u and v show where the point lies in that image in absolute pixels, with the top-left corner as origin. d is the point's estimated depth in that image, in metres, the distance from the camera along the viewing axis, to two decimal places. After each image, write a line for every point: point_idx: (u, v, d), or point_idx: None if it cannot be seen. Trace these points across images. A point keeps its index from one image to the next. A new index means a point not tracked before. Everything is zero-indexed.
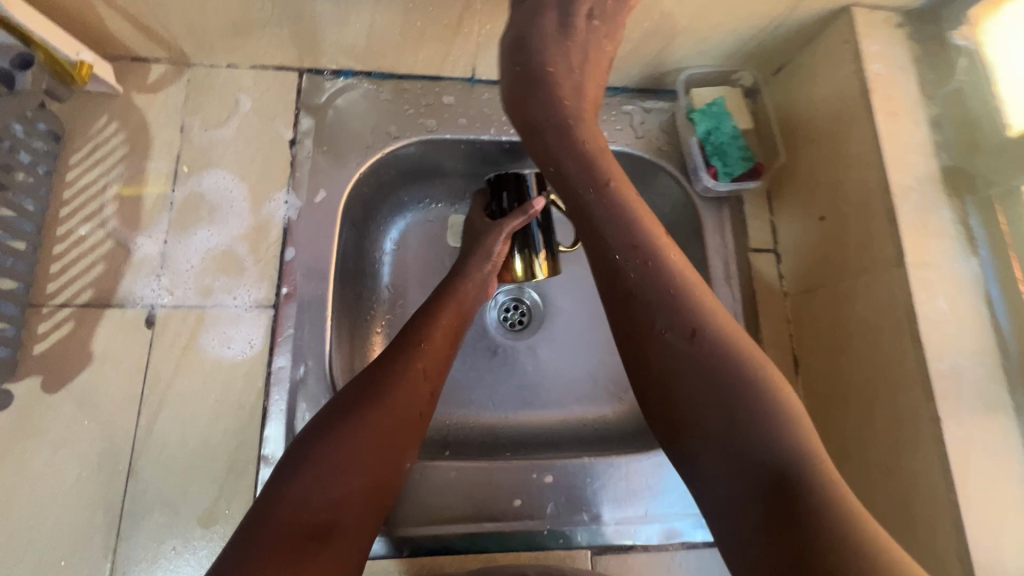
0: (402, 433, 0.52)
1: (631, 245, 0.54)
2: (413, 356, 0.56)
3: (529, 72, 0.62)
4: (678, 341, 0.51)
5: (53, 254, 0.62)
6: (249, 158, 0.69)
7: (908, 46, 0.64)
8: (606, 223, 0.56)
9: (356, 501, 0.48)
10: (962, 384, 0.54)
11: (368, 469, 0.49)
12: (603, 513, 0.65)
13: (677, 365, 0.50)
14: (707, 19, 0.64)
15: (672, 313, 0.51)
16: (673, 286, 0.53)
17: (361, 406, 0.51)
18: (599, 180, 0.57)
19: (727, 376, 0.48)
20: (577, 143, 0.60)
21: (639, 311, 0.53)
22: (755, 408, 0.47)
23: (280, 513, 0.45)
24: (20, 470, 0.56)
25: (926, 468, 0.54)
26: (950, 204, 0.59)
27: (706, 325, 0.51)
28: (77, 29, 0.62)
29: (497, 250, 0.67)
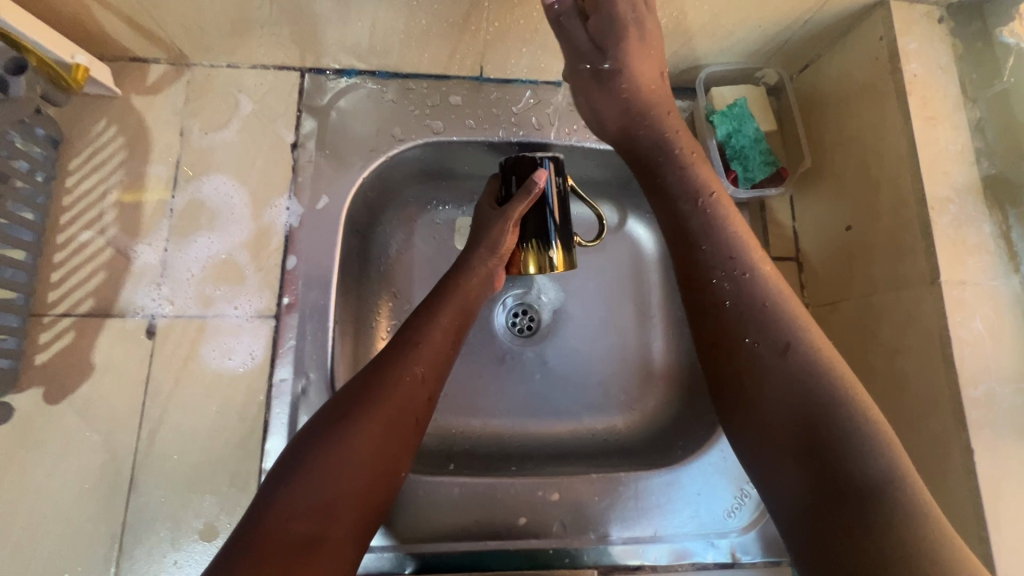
0: (396, 438, 0.50)
1: (727, 256, 0.55)
2: (410, 358, 0.54)
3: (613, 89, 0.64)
4: (762, 350, 0.50)
5: (53, 263, 0.61)
6: (251, 162, 0.67)
7: (949, 43, 0.59)
8: (701, 234, 0.57)
9: (346, 510, 0.45)
10: (998, 413, 0.51)
11: (361, 476, 0.47)
12: (611, 533, 0.64)
13: (759, 376, 0.50)
14: (730, 15, 0.60)
15: (761, 324, 0.51)
16: (761, 299, 0.52)
17: (356, 410, 0.49)
18: (694, 191, 0.59)
19: (810, 388, 0.47)
20: (673, 154, 0.62)
21: (726, 323, 0.53)
22: (835, 419, 0.45)
23: (268, 519, 0.43)
24: (25, 482, 0.56)
25: (957, 501, 0.51)
26: (991, 216, 0.55)
27: (792, 336, 0.50)
28: (72, 31, 0.60)
29: (506, 239, 0.62)
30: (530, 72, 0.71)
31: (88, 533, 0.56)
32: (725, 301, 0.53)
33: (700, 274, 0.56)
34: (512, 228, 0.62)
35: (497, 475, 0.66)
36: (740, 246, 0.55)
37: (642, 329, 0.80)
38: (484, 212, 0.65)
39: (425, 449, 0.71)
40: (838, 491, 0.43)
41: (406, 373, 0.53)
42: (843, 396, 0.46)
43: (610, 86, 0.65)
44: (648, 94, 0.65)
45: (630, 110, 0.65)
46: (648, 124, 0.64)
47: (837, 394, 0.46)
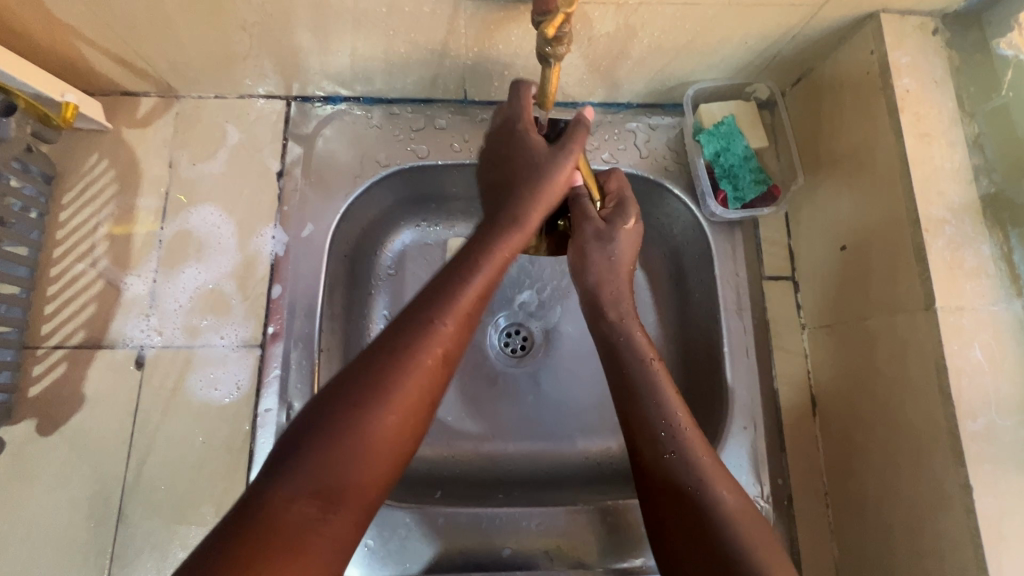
0: (416, 416, 0.44)
1: (670, 421, 0.53)
2: (441, 320, 0.46)
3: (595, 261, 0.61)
4: (696, 505, 0.48)
5: (47, 296, 0.62)
6: (239, 192, 0.68)
7: (945, 55, 0.57)
8: (644, 392, 0.54)
9: (356, 491, 0.40)
10: (998, 446, 0.48)
11: (379, 456, 0.41)
12: (598, 564, 0.62)
13: (694, 528, 0.47)
14: (713, 33, 0.58)
15: (697, 486, 0.49)
16: (694, 464, 0.50)
17: (373, 382, 0.43)
18: (640, 354, 0.57)
19: (733, 549, 0.45)
20: (624, 323, 0.59)
21: (662, 473, 0.50)
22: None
23: (269, 499, 0.38)
24: (18, 513, 0.58)
25: (956, 539, 0.48)
26: (991, 237, 0.53)
27: (721, 497, 0.48)
28: (62, 69, 0.61)
29: (562, 176, 0.57)
30: None
31: (78, 563, 0.57)
32: (669, 452, 0.51)
33: (637, 426, 0.53)
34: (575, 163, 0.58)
35: (481, 504, 0.66)
36: (681, 412, 0.53)
37: None
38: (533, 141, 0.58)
39: (411, 476, 0.70)
40: None
41: (433, 338, 0.45)
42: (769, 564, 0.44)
43: (608, 249, 0.60)
44: (618, 272, 0.61)
45: (607, 273, 0.61)
46: (613, 290, 0.61)
47: (759, 563, 0.44)
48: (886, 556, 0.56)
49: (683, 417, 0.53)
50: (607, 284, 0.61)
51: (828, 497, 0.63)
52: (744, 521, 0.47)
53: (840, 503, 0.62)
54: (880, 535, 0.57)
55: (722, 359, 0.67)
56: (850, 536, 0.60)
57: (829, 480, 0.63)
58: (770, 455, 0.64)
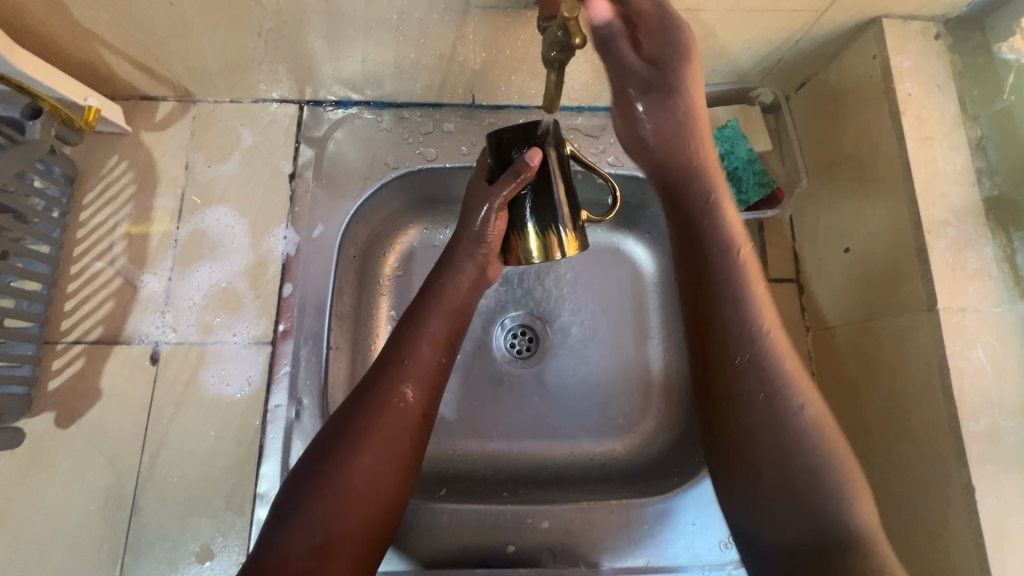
0: (392, 469, 0.48)
1: (742, 324, 0.51)
2: (396, 380, 0.51)
3: (654, 117, 0.58)
4: (766, 410, 0.49)
5: (67, 292, 0.64)
6: (252, 193, 0.70)
7: (947, 60, 0.57)
8: (724, 291, 0.53)
9: (348, 542, 0.45)
10: (1001, 445, 0.48)
11: (364, 510, 0.46)
12: (602, 562, 0.63)
13: (757, 430, 0.48)
14: (715, 38, 0.59)
15: (772, 396, 0.49)
16: (771, 374, 0.49)
17: (341, 443, 0.48)
18: (728, 247, 0.54)
19: (802, 456, 0.47)
20: (708, 202, 0.56)
21: (736, 380, 0.50)
22: (808, 466, 0.46)
23: (268, 556, 0.43)
24: (36, 502, 0.60)
25: (958, 540, 0.49)
26: (993, 239, 0.53)
27: (799, 408, 0.48)
28: (85, 74, 0.64)
29: (494, 227, 0.56)
30: (521, 98, 0.71)
31: (92, 552, 0.59)
32: (742, 358, 0.50)
33: (715, 326, 0.52)
34: (497, 214, 0.54)
35: (488, 501, 0.67)
36: (765, 316, 0.51)
37: (643, 352, 0.78)
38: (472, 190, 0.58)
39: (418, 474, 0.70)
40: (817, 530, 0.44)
41: (393, 398, 0.50)
42: (833, 475, 0.46)
43: (654, 102, 0.57)
44: (678, 122, 0.57)
45: (674, 132, 0.57)
46: (693, 160, 0.57)
47: (820, 448, 0.47)
48: None
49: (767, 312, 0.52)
50: (665, 123, 0.57)
51: None
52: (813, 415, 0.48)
53: None
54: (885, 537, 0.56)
55: None
56: None
57: None
58: None
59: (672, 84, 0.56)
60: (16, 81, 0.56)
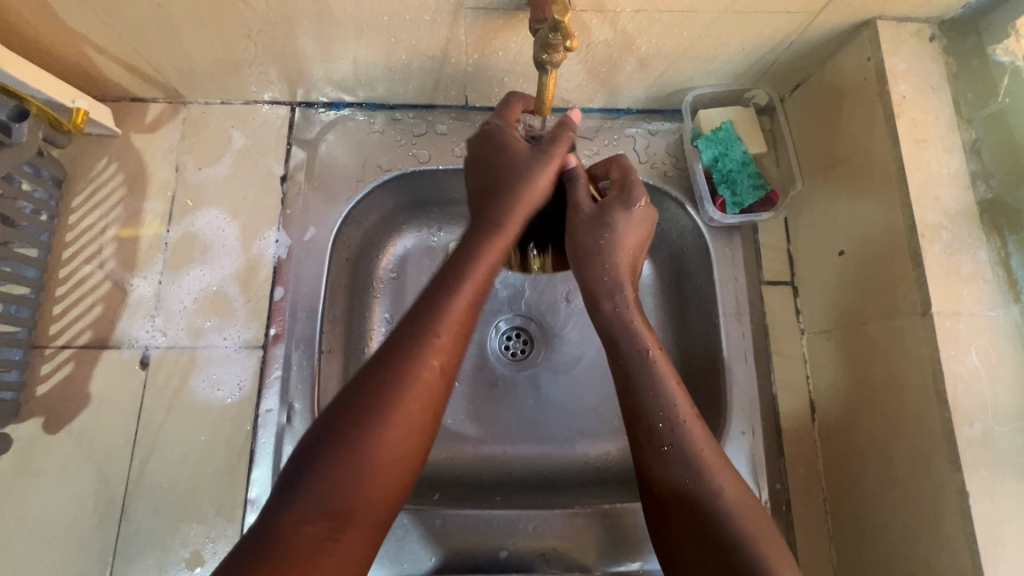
0: (415, 441, 0.45)
1: (665, 412, 0.52)
2: (431, 339, 0.47)
3: (602, 247, 0.56)
4: (695, 496, 0.48)
5: (55, 296, 0.64)
6: (243, 196, 0.69)
7: (941, 62, 0.57)
8: (644, 381, 0.53)
9: (367, 510, 0.42)
10: (997, 450, 0.48)
11: (387, 477, 0.43)
12: (595, 567, 0.63)
13: (693, 520, 0.47)
14: (709, 41, 0.59)
15: (695, 480, 0.49)
16: (694, 456, 0.50)
17: (370, 403, 0.44)
18: (639, 343, 0.54)
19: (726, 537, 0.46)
20: (621, 314, 0.55)
21: (662, 466, 0.50)
22: (738, 549, 0.45)
23: (282, 520, 0.40)
24: (23, 509, 0.59)
25: (953, 545, 0.48)
26: (988, 242, 0.53)
27: (721, 487, 0.48)
28: (73, 76, 0.63)
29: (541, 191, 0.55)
30: None
31: (81, 559, 0.58)
32: (666, 445, 0.51)
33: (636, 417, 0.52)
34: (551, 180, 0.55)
35: (480, 505, 0.67)
36: (682, 402, 0.52)
37: None
38: (510, 155, 0.55)
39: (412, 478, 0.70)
40: None
41: (427, 359, 0.46)
42: (763, 560, 0.45)
43: (604, 231, 0.55)
44: (616, 256, 0.56)
45: (599, 257, 0.56)
46: (607, 279, 0.56)
47: (749, 533, 0.46)
48: (883, 562, 0.56)
49: (683, 400, 0.53)
50: (602, 256, 0.56)
51: (828, 503, 0.63)
52: (736, 499, 0.48)
53: (840, 510, 0.61)
54: (879, 542, 0.56)
55: (720, 363, 0.67)
56: (848, 542, 0.60)
57: (827, 485, 0.63)
58: (769, 460, 0.64)
59: (623, 232, 0.56)
60: (3, 83, 0.56)
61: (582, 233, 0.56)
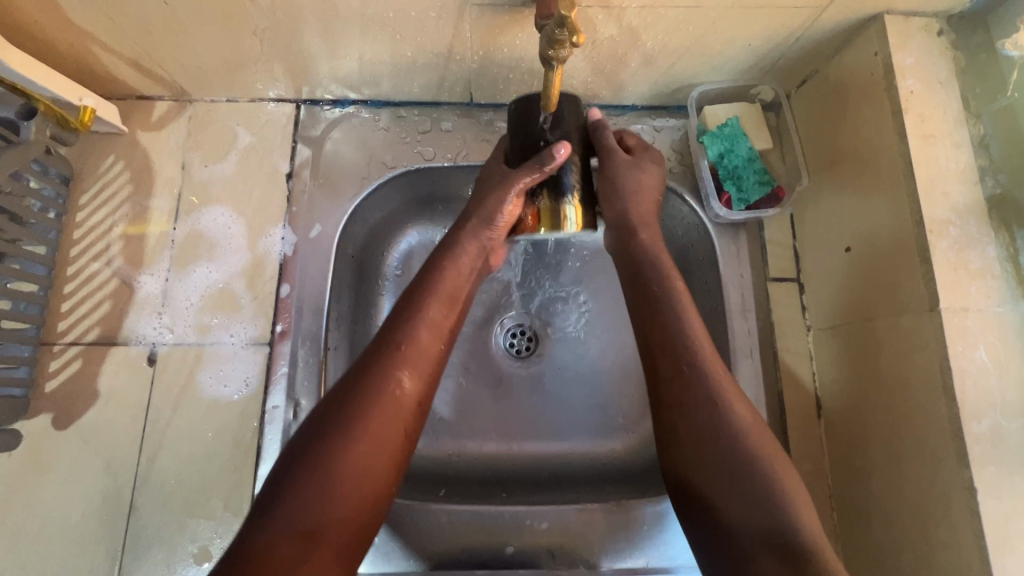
0: (387, 458, 0.47)
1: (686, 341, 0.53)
2: (395, 365, 0.50)
3: (636, 184, 0.62)
4: (709, 418, 0.50)
5: (63, 294, 0.64)
6: (248, 193, 0.69)
7: (949, 57, 0.57)
8: (666, 313, 0.56)
9: (337, 529, 0.44)
10: (1005, 447, 0.48)
11: (357, 493, 0.45)
12: (601, 563, 0.63)
13: (706, 436, 0.50)
14: (715, 36, 0.58)
15: (710, 403, 0.51)
16: (734, 422, 0.50)
17: (337, 426, 0.46)
18: (663, 274, 0.58)
19: (770, 500, 0.46)
20: (653, 245, 0.60)
21: (694, 437, 0.50)
22: (752, 466, 0.48)
23: (255, 542, 0.42)
24: (32, 504, 0.59)
25: (960, 542, 0.48)
26: (997, 238, 0.52)
27: (735, 410, 0.50)
28: (80, 74, 0.63)
29: (508, 212, 0.58)
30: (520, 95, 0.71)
31: (90, 554, 0.59)
32: (684, 367, 0.52)
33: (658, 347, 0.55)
34: (513, 198, 0.57)
35: (485, 502, 0.67)
36: (703, 337, 0.54)
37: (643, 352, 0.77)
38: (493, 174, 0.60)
39: (418, 475, 0.70)
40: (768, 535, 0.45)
41: (391, 384, 0.49)
42: (774, 479, 0.47)
43: (638, 169, 0.62)
44: (645, 194, 0.62)
45: (635, 195, 0.62)
46: (642, 213, 0.62)
47: (761, 453, 0.48)
48: (889, 559, 0.56)
49: (702, 332, 0.55)
50: (637, 193, 0.62)
51: (834, 500, 0.63)
52: (751, 423, 0.50)
53: (846, 507, 0.61)
54: (886, 539, 0.56)
55: (726, 360, 0.67)
56: (854, 539, 0.60)
57: (833, 482, 0.63)
58: None
59: (651, 173, 0.63)
60: (11, 81, 0.56)
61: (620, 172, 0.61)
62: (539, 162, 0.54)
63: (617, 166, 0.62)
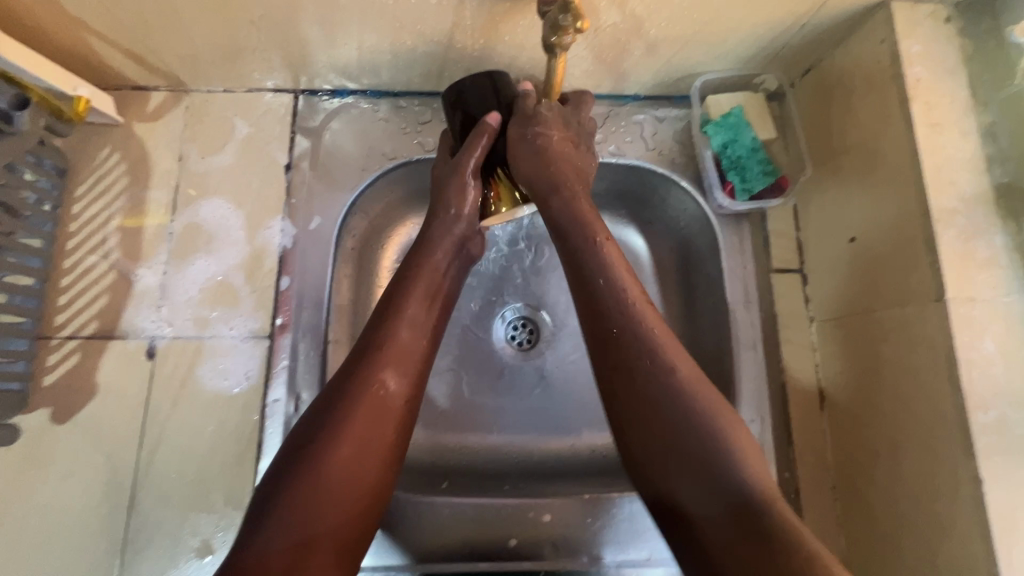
0: (376, 456, 0.48)
1: (621, 309, 0.52)
2: (375, 366, 0.51)
3: (541, 150, 0.57)
4: (644, 370, 0.49)
5: (60, 287, 0.63)
6: (247, 185, 0.69)
7: (957, 44, 0.56)
8: (596, 274, 0.54)
9: (330, 532, 0.44)
10: (1012, 437, 0.47)
11: (346, 494, 0.45)
12: (604, 556, 0.63)
13: (646, 389, 0.49)
14: (719, 23, 0.58)
15: (646, 354, 0.50)
16: (670, 363, 0.49)
17: (320, 431, 0.47)
18: (588, 232, 0.56)
19: (713, 441, 0.46)
20: (570, 207, 0.57)
21: (632, 381, 0.50)
22: (693, 423, 0.47)
23: (246, 554, 0.41)
24: (31, 499, 0.59)
25: (967, 533, 0.48)
26: (1004, 227, 0.52)
27: (674, 363, 0.50)
28: (74, 64, 0.62)
29: (468, 201, 0.59)
30: None
31: (91, 550, 0.59)
32: (614, 328, 0.52)
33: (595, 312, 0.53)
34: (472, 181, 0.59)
35: (487, 494, 0.67)
36: (634, 292, 0.53)
37: None
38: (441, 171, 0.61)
39: (420, 467, 0.70)
40: (729, 495, 0.43)
41: (373, 385, 0.50)
42: (718, 435, 0.46)
43: (537, 139, 0.57)
44: (558, 156, 0.58)
45: (543, 163, 0.57)
46: (555, 176, 0.58)
47: (702, 400, 0.48)
48: (892, 550, 0.56)
49: (636, 288, 0.54)
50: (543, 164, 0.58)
51: (836, 491, 0.63)
52: (690, 371, 0.49)
53: (849, 498, 0.61)
54: (890, 531, 0.56)
55: (729, 351, 0.66)
56: (858, 530, 0.60)
57: (836, 473, 0.63)
58: (777, 449, 0.64)
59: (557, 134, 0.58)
60: (4, 72, 0.55)
61: (520, 150, 0.58)
62: (481, 128, 0.57)
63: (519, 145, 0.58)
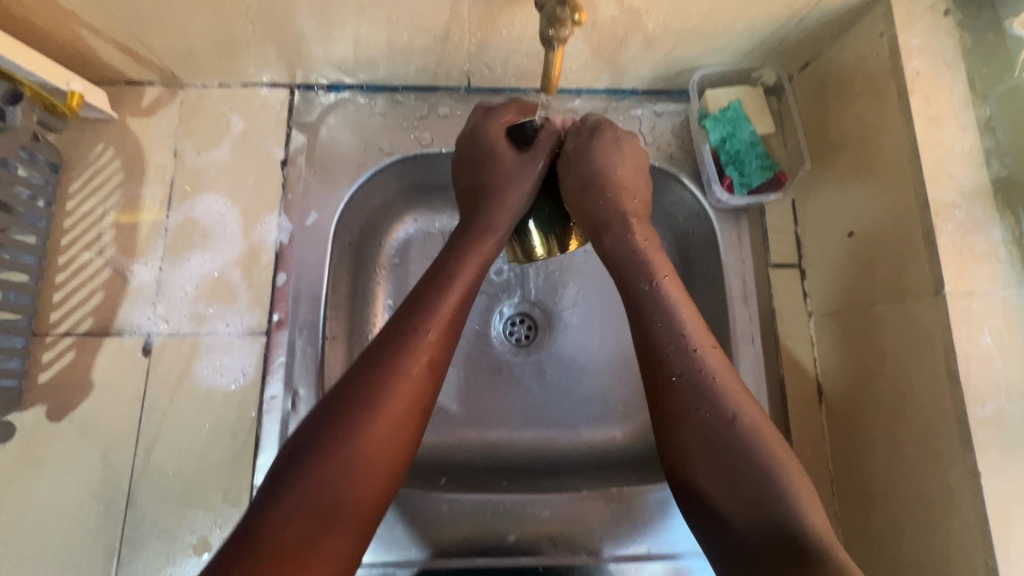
0: (406, 436, 0.45)
1: (678, 339, 0.51)
2: (417, 340, 0.48)
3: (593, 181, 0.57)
4: (705, 420, 0.47)
5: (55, 284, 0.63)
6: (243, 181, 0.68)
7: (955, 37, 0.56)
8: (654, 312, 0.53)
9: (354, 507, 0.41)
10: (1010, 430, 0.48)
11: (374, 475, 0.43)
12: (603, 551, 0.63)
13: (706, 434, 0.47)
14: (717, 17, 0.57)
15: (704, 395, 0.48)
16: (730, 413, 0.47)
17: (359, 397, 0.44)
18: (646, 270, 0.55)
19: (772, 480, 0.44)
20: (623, 245, 0.56)
21: (687, 426, 0.48)
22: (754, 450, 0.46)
23: (264, 520, 0.39)
24: (27, 496, 0.59)
25: (965, 526, 0.48)
26: (1001, 220, 0.52)
27: (736, 412, 0.47)
28: (67, 58, 0.62)
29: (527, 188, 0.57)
30: (518, 80, 0.69)
31: (87, 547, 0.58)
32: (675, 375, 0.50)
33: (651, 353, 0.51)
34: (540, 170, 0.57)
35: (487, 490, 0.67)
36: (690, 322, 0.52)
37: None
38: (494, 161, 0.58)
39: (418, 463, 0.70)
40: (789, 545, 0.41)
41: (413, 361, 0.47)
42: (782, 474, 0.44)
43: (595, 166, 0.57)
44: (619, 187, 0.58)
45: (602, 191, 0.57)
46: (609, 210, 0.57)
47: (761, 439, 0.46)
48: (895, 546, 0.55)
49: (695, 327, 0.52)
50: (595, 195, 0.57)
51: (834, 485, 0.63)
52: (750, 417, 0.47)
53: (847, 493, 0.61)
54: (892, 525, 0.56)
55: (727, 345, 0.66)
56: (857, 524, 0.60)
57: (835, 468, 0.63)
58: None
59: (614, 160, 0.58)
60: None
61: (578, 168, 0.57)
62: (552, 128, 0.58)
63: (582, 170, 0.57)
